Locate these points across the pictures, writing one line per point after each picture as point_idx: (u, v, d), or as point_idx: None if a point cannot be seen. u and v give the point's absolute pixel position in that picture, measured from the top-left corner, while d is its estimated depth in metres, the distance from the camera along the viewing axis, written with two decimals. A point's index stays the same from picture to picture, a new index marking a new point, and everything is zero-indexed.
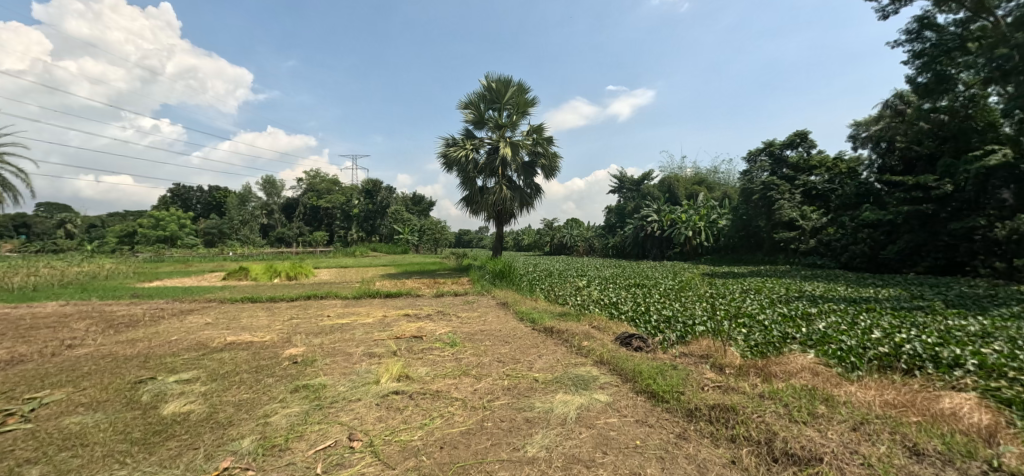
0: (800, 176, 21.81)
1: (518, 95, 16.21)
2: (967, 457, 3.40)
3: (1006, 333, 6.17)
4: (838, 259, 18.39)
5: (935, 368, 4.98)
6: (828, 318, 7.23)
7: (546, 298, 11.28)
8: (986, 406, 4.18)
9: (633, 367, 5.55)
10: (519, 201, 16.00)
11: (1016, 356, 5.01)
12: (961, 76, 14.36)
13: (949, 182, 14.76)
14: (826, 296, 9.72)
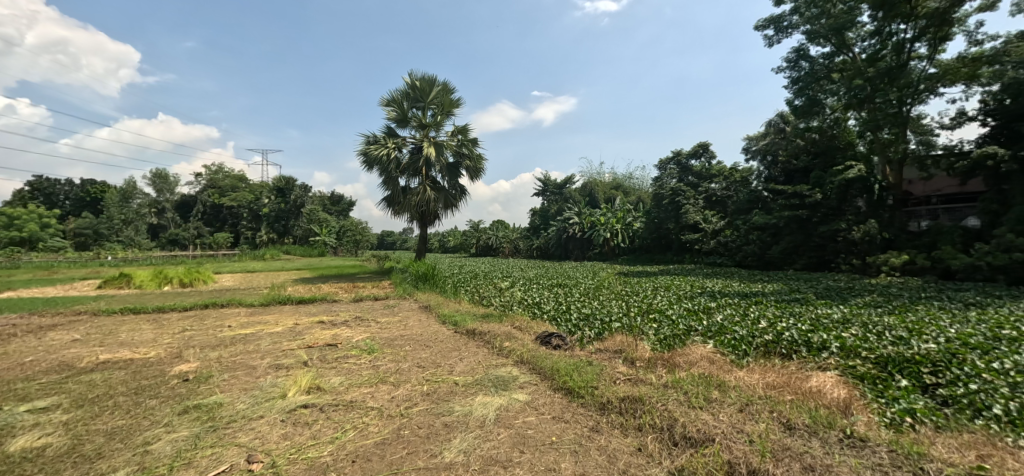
0: (703, 183, 23.83)
1: (444, 94, 16.02)
2: (828, 427, 3.90)
3: (860, 319, 7.23)
4: (734, 259, 20.33)
5: (807, 351, 5.68)
6: (725, 311, 7.97)
7: (470, 299, 11.24)
8: (843, 382, 4.85)
9: (550, 365, 5.71)
10: (445, 202, 15.77)
11: (867, 338, 5.88)
12: (828, 101, 16.69)
13: (819, 192, 16.72)
14: (723, 292, 10.69)
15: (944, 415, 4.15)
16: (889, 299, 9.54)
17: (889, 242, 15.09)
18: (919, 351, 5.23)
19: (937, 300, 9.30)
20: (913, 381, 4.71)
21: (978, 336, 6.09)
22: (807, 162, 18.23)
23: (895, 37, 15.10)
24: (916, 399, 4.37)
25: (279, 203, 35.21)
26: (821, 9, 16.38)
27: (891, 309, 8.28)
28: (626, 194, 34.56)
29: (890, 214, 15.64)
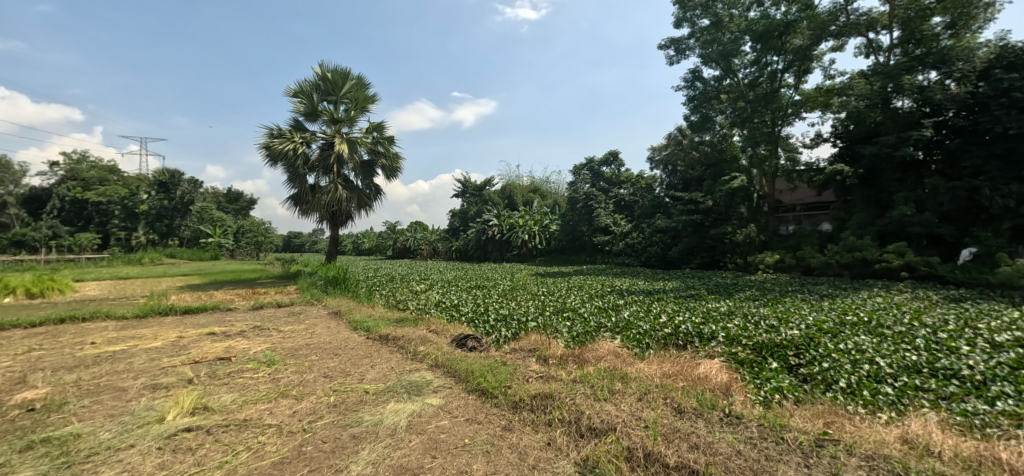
0: (613, 189, 25.39)
1: (359, 89, 15.28)
2: (712, 408, 4.33)
3: (742, 310, 8.15)
4: (639, 258, 21.78)
5: (700, 341, 6.25)
6: (632, 307, 8.52)
7: (385, 304, 10.85)
8: (726, 368, 5.41)
9: (465, 367, 5.69)
10: (358, 202, 15.01)
11: (747, 327, 6.64)
12: (718, 118, 18.85)
13: (710, 198, 18.44)
14: (630, 289, 11.41)
15: (803, 391, 4.81)
16: (765, 293, 10.80)
17: (765, 244, 17.23)
18: (785, 336, 6.02)
19: (801, 293, 10.73)
20: (780, 363, 5.41)
21: (831, 322, 7.16)
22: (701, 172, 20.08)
23: (770, 67, 17.30)
24: (784, 378, 5.01)
25: (160, 198, 30.42)
26: (713, 36, 17.84)
27: (766, 302, 9.40)
28: (543, 197, 35.48)
29: (766, 219, 18.05)
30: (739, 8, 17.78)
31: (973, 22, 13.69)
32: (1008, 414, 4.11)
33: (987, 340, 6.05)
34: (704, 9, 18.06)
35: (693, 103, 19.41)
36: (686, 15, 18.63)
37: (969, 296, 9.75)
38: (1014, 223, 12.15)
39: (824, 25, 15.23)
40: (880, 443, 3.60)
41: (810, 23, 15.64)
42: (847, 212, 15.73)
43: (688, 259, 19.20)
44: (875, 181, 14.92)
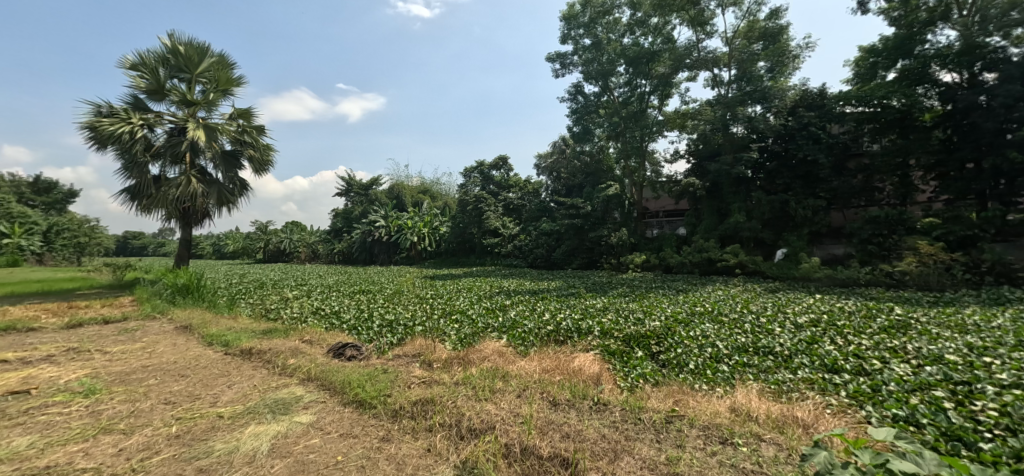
0: (502, 193, 25.36)
1: (221, 68, 12.93)
2: (583, 397, 4.58)
3: (615, 306, 8.90)
4: (525, 260, 22.26)
5: (578, 336, 6.66)
6: (518, 307, 8.77)
7: (251, 314, 9.70)
8: (598, 359, 5.83)
9: (342, 378, 5.30)
10: (218, 198, 13.11)
11: (619, 322, 7.27)
12: (596, 131, 20.27)
13: (590, 203, 19.71)
14: (517, 290, 11.71)
15: (661, 374, 5.39)
16: (635, 290, 11.86)
17: (635, 245, 19.05)
18: (648, 327, 6.75)
19: (663, 289, 12.01)
20: (644, 351, 6.03)
21: (684, 313, 8.16)
22: (581, 180, 21.53)
23: (639, 89, 19.13)
24: (646, 365, 5.57)
25: None
26: (594, 56, 19.07)
27: (635, 298, 10.35)
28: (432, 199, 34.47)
29: (635, 224, 20.23)
30: (615, 33, 19.08)
31: (786, 68, 16.88)
32: (805, 379, 5.05)
33: (794, 322, 7.39)
34: (586, 29, 19.16)
35: (574, 116, 20.46)
36: (570, 33, 19.71)
37: (783, 288, 11.80)
38: (812, 229, 15.06)
39: (681, 57, 17.55)
40: (714, 414, 4.16)
41: (671, 54, 17.83)
42: (697, 218, 17.99)
43: (570, 260, 20.21)
44: (718, 193, 17.36)
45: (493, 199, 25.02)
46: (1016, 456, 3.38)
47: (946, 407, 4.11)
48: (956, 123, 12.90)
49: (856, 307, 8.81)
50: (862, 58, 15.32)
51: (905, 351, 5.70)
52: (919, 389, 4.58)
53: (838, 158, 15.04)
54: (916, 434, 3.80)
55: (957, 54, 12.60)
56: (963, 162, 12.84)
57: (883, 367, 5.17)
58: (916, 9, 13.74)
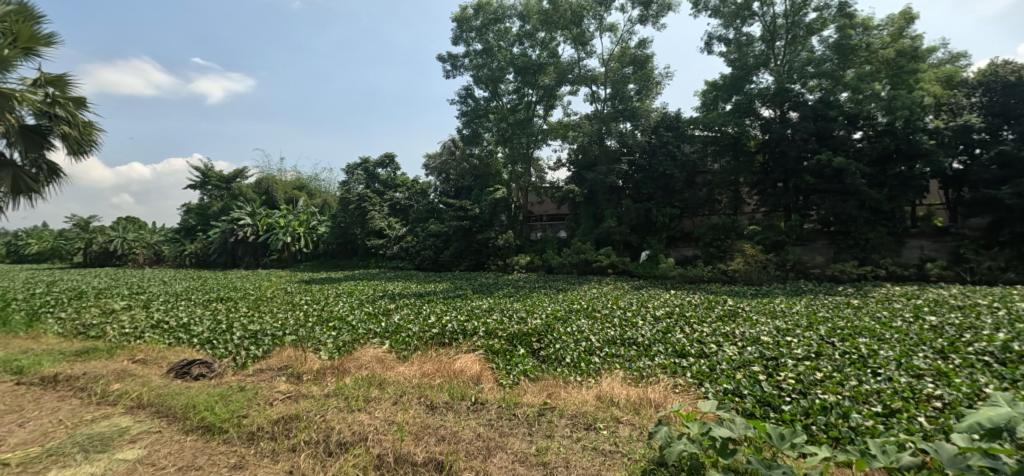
0: (388, 192, 23.96)
1: (21, 19, 9.09)
2: (461, 398, 4.57)
3: (500, 306, 9.05)
4: (411, 263, 21.23)
5: (464, 337, 6.69)
6: (403, 311, 8.45)
7: (62, 332, 7.94)
8: (482, 360, 5.92)
9: (185, 403, 4.58)
10: (6, 187, 9.59)
11: (503, 322, 7.45)
12: (485, 136, 20.32)
13: (477, 206, 19.78)
14: (402, 293, 11.34)
15: (540, 369, 5.67)
16: (519, 290, 12.22)
17: (520, 247, 19.62)
18: (530, 326, 7.16)
19: (545, 289, 12.58)
20: (526, 349, 6.33)
21: (563, 310, 8.67)
22: (470, 182, 21.60)
23: (527, 98, 19.78)
24: (528, 362, 5.82)
25: None
26: (484, 61, 19.28)
27: (519, 298, 10.68)
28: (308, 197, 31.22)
29: (521, 227, 20.81)
30: (505, 41, 19.47)
31: (651, 92, 18.47)
32: (660, 365, 5.68)
33: (654, 315, 8.30)
34: (478, 33, 19.35)
35: (464, 118, 20.35)
36: (463, 35, 19.71)
37: (646, 285, 13.10)
38: (669, 233, 17.09)
39: (565, 71, 18.45)
40: (582, 403, 4.47)
41: (555, 68, 18.67)
42: (576, 222, 19.15)
43: (457, 263, 19.98)
44: (594, 200, 18.70)
45: (378, 199, 23.55)
46: (805, 413, 4.19)
47: (761, 378, 4.95)
48: (771, 150, 15.66)
49: (701, 300, 10.18)
50: (707, 91, 17.83)
51: (735, 335, 6.72)
52: (742, 366, 5.45)
53: (689, 173, 17.25)
54: (739, 404, 4.50)
55: (773, 94, 15.25)
56: (776, 181, 15.62)
57: (718, 350, 6.05)
58: (748, 53, 16.44)
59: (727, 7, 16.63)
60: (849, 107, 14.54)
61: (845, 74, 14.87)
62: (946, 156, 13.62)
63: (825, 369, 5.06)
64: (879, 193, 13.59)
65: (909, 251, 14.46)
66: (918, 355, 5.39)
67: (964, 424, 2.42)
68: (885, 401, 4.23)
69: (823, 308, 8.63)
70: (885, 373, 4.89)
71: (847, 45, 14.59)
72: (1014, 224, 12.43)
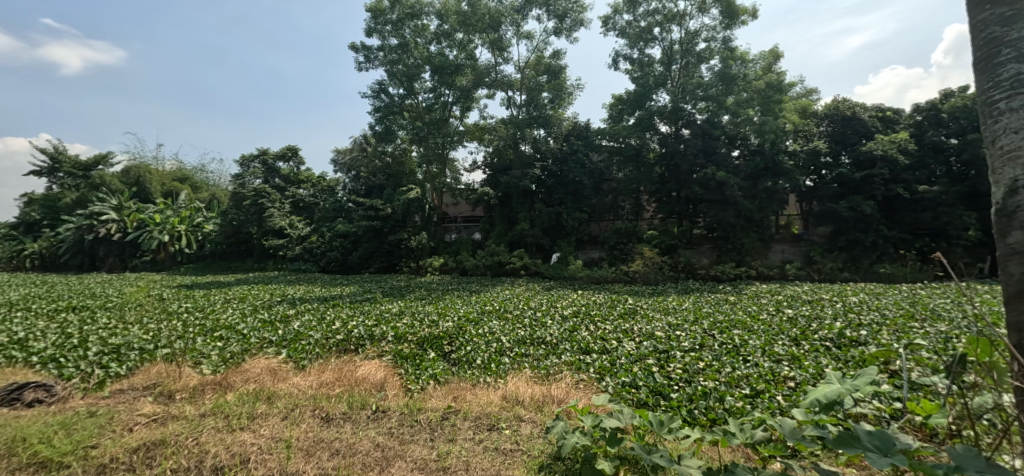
0: (290, 188, 22.27)
1: None
2: (361, 408, 4.35)
3: (411, 310, 8.81)
4: (316, 265, 19.85)
5: (371, 343, 6.45)
6: (303, 317, 7.89)
7: None
8: (388, 366, 5.71)
9: (10, 434, 3.65)
10: None
11: (413, 326, 7.31)
12: (398, 133, 19.65)
13: (389, 206, 19.07)
14: (303, 298, 10.57)
15: (451, 373, 5.64)
16: (431, 293, 12.01)
17: (434, 248, 19.31)
18: (442, 329, 7.11)
19: (458, 291, 12.50)
20: (437, 352, 6.27)
21: (475, 313, 8.67)
22: (382, 181, 20.79)
23: (443, 98, 19.42)
24: (439, 365, 5.77)
25: None
26: (399, 56, 18.57)
27: (431, 300, 10.49)
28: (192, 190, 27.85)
29: (435, 228, 20.46)
30: (423, 38, 19.09)
31: (564, 101, 19.03)
32: (566, 362, 5.92)
33: (562, 314, 8.63)
34: (393, 27, 18.70)
35: (377, 114, 19.41)
36: (376, 27, 18.87)
37: (556, 286, 13.52)
38: (578, 236, 17.85)
39: (482, 74, 18.61)
40: (486, 404, 4.51)
41: (472, 70, 18.65)
42: (491, 224, 19.23)
43: (366, 265, 19.13)
44: (508, 203, 18.93)
45: (278, 195, 21.76)
46: (690, 398, 4.62)
47: (654, 370, 5.37)
48: (669, 162, 17.01)
49: (605, 299, 10.76)
50: (614, 104, 18.87)
51: (633, 331, 7.21)
52: (638, 359, 5.86)
53: (596, 180, 18.17)
54: (634, 394, 4.83)
55: (670, 111, 16.83)
56: (670, 191, 17.00)
57: (618, 345, 6.46)
58: (649, 73, 17.69)
59: (633, 28, 17.77)
60: (729, 128, 16.36)
61: (727, 99, 16.65)
62: (800, 175, 15.89)
63: (706, 358, 5.64)
64: (751, 204, 15.40)
65: (775, 254, 16.61)
66: (779, 343, 6.19)
67: (804, 402, 2.82)
68: (752, 384, 4.80)
69: (707, 304, 9.57)
70: (753, 359, 5.55)
71: (730, 74, 16.31)
72: (853, 233, 14.76)
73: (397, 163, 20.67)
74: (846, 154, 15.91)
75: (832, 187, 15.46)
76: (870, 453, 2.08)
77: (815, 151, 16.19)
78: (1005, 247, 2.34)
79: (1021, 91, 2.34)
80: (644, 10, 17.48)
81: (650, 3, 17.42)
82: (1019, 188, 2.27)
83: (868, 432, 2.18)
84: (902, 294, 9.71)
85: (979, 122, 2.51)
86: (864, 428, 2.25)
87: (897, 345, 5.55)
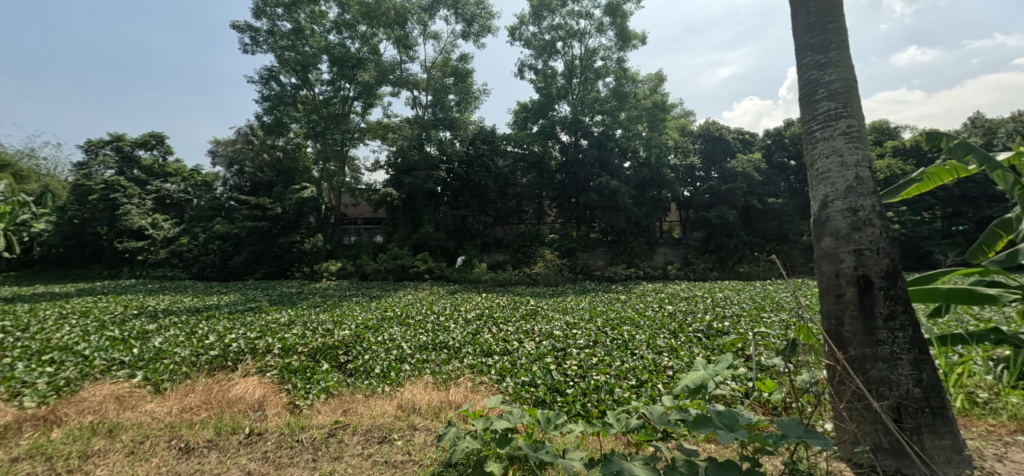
0: (153, 181, 19.43)
1: None
2: (232, 432, 3.90)
3: (302, 319, 8.15)
4: (189, 271, 17.63)
5: (252, 357, 5.88)
6: (168, 332, 6.93)
7: None
8: (272, 381, 5.23)
9: None
10: None
11: (303, 336, 6.80)
12: (291, 126, 18.20)
13: (279, 205, 17.54)
14: (169, 310, 9.25)
15: (346, 384, 5.33)
16: (325, 300, 11.25)
17: (330, 252, 18.17)
18: (337, 338, 6.71)
19: (356, 297, 11.89)
20: (331, 363, 5.91)
21: (374, 320, 8.28)
22: (270, 177, 19.06)
23: (342, 92, 18.44)
24: (332, 377, 5.44)
25: None
26: (292, 43, 17.28)
27: (325, 308, 9.80)
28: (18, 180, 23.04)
29: (331, 230, 19.24)
30: (320, 27, 18.00)
31: (470, 105, 18.99)
32: (468, 365, 5.89)
33: (465, 317, 8.58)
34: (286, 10, 17.32)
35: (265, 104, 17.83)
36: (266, 9, 17.34)
37: (461, 290, 13.49)
38: (483, 240, 17.95)
39: (385, 71, 17.87)
40: (379, 415, 4.31)
41: (375, 66, 17.89)
42: (394, 226, 18.57)
43: (251, 270, 17.43)
44: (411, 205, 18.33)
45: (137, 189, 18.81)
46: (583, 393, 4.86)
47: (552, 368, 5.58)
48: (570, 169, 17.79)
49: (508, 301, 10.94)
50: (518, 111, 19.38)
51: (533, 331, 7.41)
52: (538, 358, 6.04)
53: (500, 184, 18.44)
54: (533, 393, 4.95)
55: (570, 122, 17.67)
56: (570, 197, 17.80)
57: (519, 346, 6.59)
58: (552, 84, 18.39)
59: (538, 40, 18.37)
60: (621, 141, 17.65)
61: (620, 115, 17.92)
62: (679, 186, 17.66)
63: (599, 354, 5.98)
64: (640, 211, 16.73)
65: (660, 256, 18.16)
66: (661, 336, 6.77)
67: (675, 389, 3.03)
68: (637, 375, 5.18)
69: (601, 303, 10.18)
70: (639, 352, 6.01)
71: (623, 91, 17.55)
72: (721, 237, 16.69)
73: (288, 158, 19.13)
74: (716, 169, 17.99)
75: (704, 197, 17.39)
76: (719, 430, 2.33)
77: (692, 165, 18.09)
78: (820, 249, 2.87)
79: (832, 124, 2.84)
80: (548, 24, 18.18)
81: (554, 17, 18.16)
82: (829, 202, 2.80)
83: (718, 412, 2.44)
84: (758, 290, 11.23)
85: (803, 146, 3.02)
86: (716, 409, 2.50)
87: (751, 333, 6.41)
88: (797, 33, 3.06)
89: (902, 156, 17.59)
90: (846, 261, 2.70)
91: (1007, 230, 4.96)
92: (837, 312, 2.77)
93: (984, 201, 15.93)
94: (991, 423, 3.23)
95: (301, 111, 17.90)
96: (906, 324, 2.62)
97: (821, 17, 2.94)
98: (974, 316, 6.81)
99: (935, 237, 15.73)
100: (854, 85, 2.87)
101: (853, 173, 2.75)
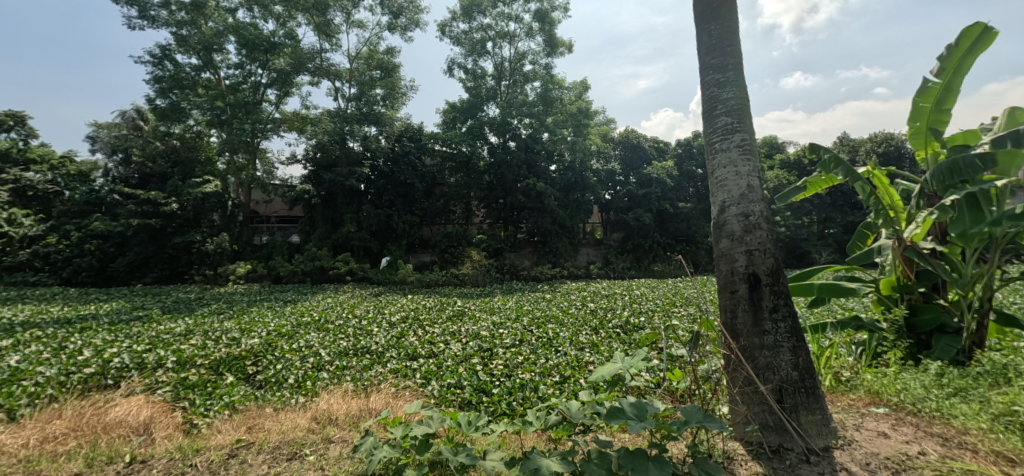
0: (7, 168, 16.20)
1: None
2: (107, 462, 3.43)
3: (202, 328, 7.39)
4: (59, 276, 15.30)
5: (138, 374, 5.23)
6: (30, 348, 5.96)
7: None
8: (163, 400, 4.66)
9: None
10: None
11: (204, 347, 6.20)
12: (190, 112, 16.53)
13: (174, 201, 15.71)
14: (29, 322, 7.94)
15: (253, 398, 4.91)
16: (231, 305, 10.34)
17: (236, 254, 16.75)
18: (243, 347, 6.18)
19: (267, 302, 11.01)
20: (237, 376, 5.43)
21: (289, 326, 7.71)
22: (164, 168, 17.13)
23: (253, 77, 17.06)
24: (237, 391, 4.99)
25: None
26: (192, 19, 15.70)
27: (231, 315, 8.95)
28: None
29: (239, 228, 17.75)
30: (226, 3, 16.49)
31: (397, 101, 18.43)
32: (391, 370, 5.68)
33: (389, 321, 8.23)
34: None
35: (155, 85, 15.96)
36: None
37: (384, 292, 13.05)
38: (409, 240, 17.44)
39: (302, 59, 16.67)
40: (288, 430, 3.98)
41: (292, 52, 16.68)
42: (311, 225, 17.37)
43: (139, 273, 15.61)
44: (330, 203, 17.30)
45: None
46: (509, 391, 4.88)
47: (478, 369, 5.54)
48: (500, 170, 17.78)
49: (435, 303, 10.70)
50: (447, 111, 19.20)
51: (460, 332, 7.33)
52: (463, 360, 5.96)
53: (428, 183, 17.94)
54: (459, 395, 4.85)
55: (497, 123, 17.81)
56: (498, 198, 17.79)
57: (444, 348, 6.48)
58: (481, 84, 18.41)
59: (468, 39, 18.26)
60: (548, 144, 18.12)
61: (547, 119, 18.27)
62: (600, 190, 18.54)
63: (525, 353, 6.03)
64: (563, 212, 17.27)
65: (583, 256, 18.73)
66: (583, 332, 6.99)
67: (593, 382, 3.03)
68: (561, 371, 5.30)
69: (527, 302, 10.30)
70: (562, 349, 6.14)
71: (550, 96, 17.82)
72: (637, 238, 17.69)
73: (187, 147, 17.38)
74: (634, 175, 19.05)
75: (623, 200, 18.31)
76: (630, 421, 2.41)
77: (612, 170, 19.04)
78: (718, 250, 3.09)
79: (728, 137, 3.08)
80: (478, 23, 18.13)
81: (484, 18, 18.15)
82: (726, 207, 3.03)
83: (630, 403, 2.53)
84: (670, 287, 12.00)
85: (705, 157, 3.22)
86: (628, 400, 2.59)
87: (664, 327, 6.80)
88: (701, 53, 3.27)
89: (787, 168, 19.83)
90: (739, 260, 2.94)
91: (871, 230, 5.69)
92: (731, 306, 3.00)
93: (848, 209, 18.50)
94: (852, 397, 3.70)
95: (202, 95, 16.33)
96: (787, 315, 2.90)
97: (720, 40, 3.17)
98: (841, 306, 7.82)
99: (812, 238, 17.89)
100: (747, 103, 3.13)
101: (745, 182, 3.01)
